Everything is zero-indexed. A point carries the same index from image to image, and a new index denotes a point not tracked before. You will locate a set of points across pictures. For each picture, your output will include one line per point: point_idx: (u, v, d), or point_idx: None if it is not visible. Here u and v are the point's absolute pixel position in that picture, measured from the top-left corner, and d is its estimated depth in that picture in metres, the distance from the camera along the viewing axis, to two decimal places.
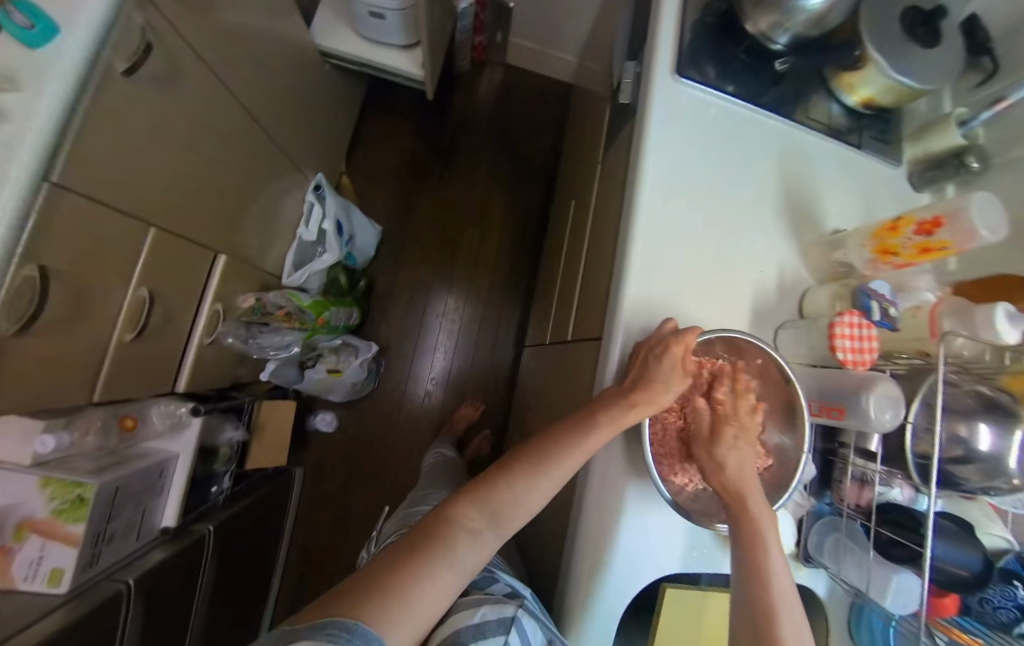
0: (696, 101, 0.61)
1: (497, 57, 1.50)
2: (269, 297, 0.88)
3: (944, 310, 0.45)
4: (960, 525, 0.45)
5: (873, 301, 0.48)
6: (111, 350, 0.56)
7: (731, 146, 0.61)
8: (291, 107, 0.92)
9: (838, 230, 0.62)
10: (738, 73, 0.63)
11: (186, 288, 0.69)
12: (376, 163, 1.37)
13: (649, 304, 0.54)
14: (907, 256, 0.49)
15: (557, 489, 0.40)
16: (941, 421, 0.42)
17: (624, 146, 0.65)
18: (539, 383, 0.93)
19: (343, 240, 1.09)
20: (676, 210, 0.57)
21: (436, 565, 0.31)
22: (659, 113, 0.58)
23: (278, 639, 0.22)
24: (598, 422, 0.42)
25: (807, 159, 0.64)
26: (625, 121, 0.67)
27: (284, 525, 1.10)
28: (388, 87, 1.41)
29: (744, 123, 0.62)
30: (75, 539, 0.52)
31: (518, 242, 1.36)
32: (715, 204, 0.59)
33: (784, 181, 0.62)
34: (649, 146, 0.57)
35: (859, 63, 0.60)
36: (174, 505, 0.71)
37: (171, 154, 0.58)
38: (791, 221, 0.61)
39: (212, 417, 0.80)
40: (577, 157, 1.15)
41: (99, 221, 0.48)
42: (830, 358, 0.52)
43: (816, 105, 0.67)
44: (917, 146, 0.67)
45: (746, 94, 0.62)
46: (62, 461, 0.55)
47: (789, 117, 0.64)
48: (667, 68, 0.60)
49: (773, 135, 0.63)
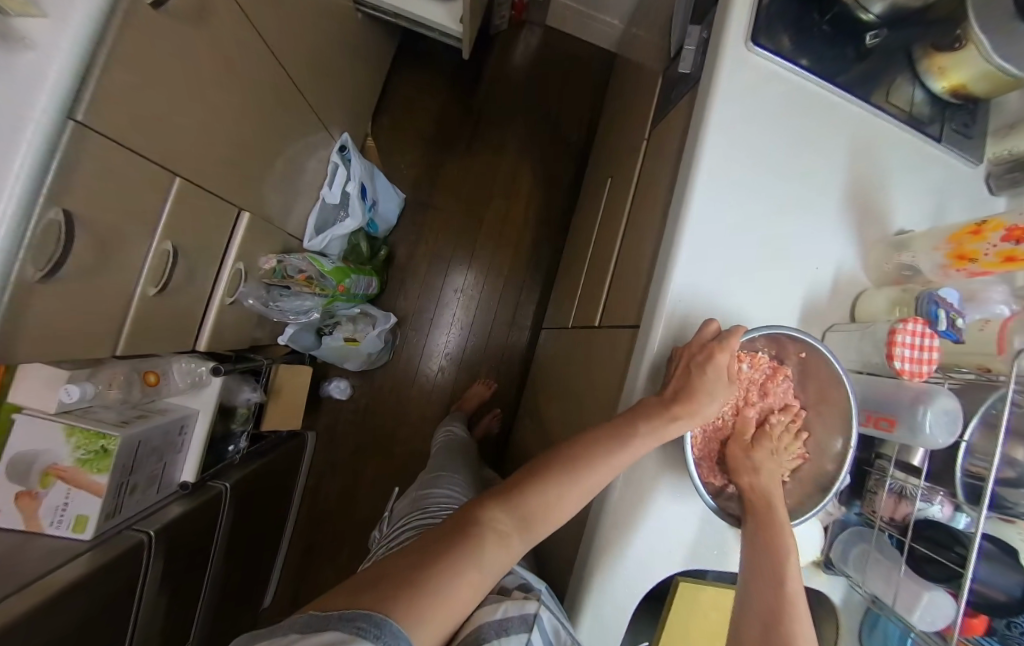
0: (769, 75, 0.55)
1: (537, 18, 1.41)
2: (291, 260, 0.86)
3: (1018, 325, 0.41)
4: (1004, 549, 0.42)
5: (941, 308, 0.42)
6: (134, 303, 0.55)
7: (802, 129, 0.56)
8: (321, 57, 0.86)
9: (904, 231, 0.58)
10: (818, 47, 0.57)
11: (208, 245, 0.67)
12: (401, 126, 1.31)
13: (699, 296, 0.49)
14: (986, 265, 0.44)
15: (586, 501, 0.37)
16: (1001, 444, 0.39)
17: (682, 121, 0.60)
18: (560, 368, 0.91)
19: (365, 205, 1.05)
20: (738, 197, 0.52)
21: (463, 565, 0.30)
22: (729, 84, 0.53)
23: (306, 628, 0.21)
24: (637, 431, 0.39)
25: (880, 150, 0.59)
26: (685, 93, 0.62)
27: (295, 486, 1.12)
28: (418, 44, 1.33)
29: (817, 104, 0.57)
30: (100, 488, 0.53)
31: (543, 220, 1.31)
32: (778, 193, 0.54)
33: (852, 172, 0.58)
34: (715, 122, 0.52)
35: (957, 43, 0.54)
36: (192, 462, 0.71)
37: (198, 98, 0.54)
38: (857, 217, 0.57)
39: (231, 377, 0.79)
40: (617, 135, 1.08)
41: (124, 167, 0.46)
42: (881, 367, 0.47)
43: (896, 89, 0.61)
44: (1001, 144, 0.62)
45: (824, 72, 0.57)
46: (86, 411, 0.54)
47: (868, 101, 0.58)
48: (741, 35, 0.54)
49: (847, 120, 0.58)
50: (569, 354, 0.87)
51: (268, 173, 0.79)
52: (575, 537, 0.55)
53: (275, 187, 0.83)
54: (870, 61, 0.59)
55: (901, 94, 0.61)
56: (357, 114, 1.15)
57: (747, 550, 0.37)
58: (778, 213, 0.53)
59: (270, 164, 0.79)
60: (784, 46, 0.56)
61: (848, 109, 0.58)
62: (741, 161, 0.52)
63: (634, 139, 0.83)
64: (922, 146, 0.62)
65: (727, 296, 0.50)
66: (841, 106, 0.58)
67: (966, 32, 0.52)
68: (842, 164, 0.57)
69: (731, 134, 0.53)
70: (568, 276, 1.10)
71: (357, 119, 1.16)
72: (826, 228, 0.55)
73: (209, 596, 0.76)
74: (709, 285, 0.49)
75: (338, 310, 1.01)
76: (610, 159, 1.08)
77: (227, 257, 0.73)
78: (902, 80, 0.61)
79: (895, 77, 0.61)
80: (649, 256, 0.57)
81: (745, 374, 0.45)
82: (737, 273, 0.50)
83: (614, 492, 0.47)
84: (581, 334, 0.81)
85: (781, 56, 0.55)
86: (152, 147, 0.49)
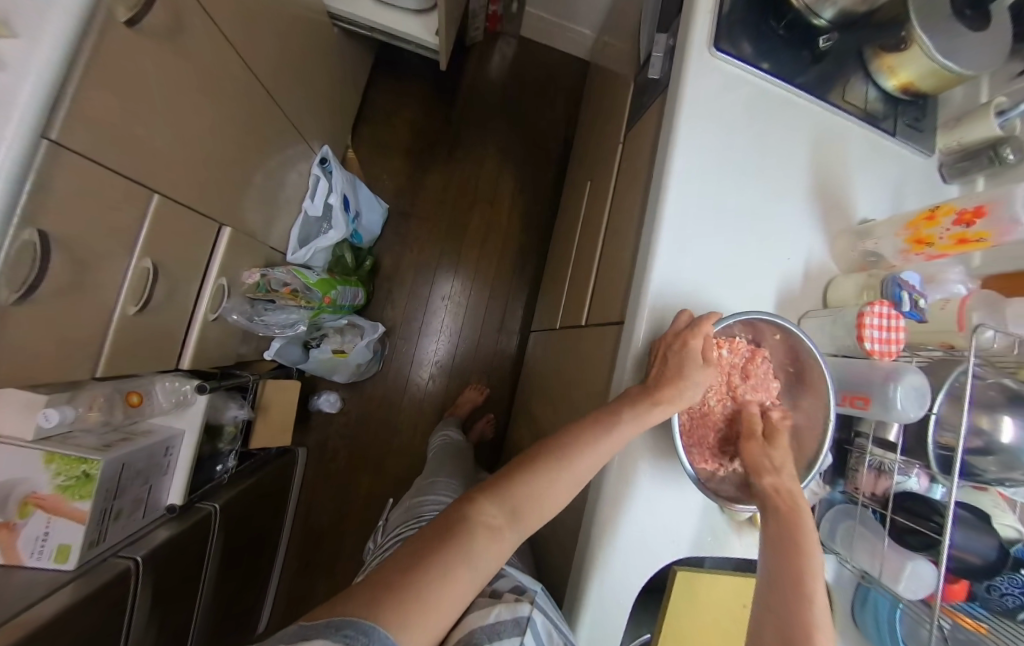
0: (732, 78, 0.58)
1: (512, 29, 1.45)
2: (274, 273, 0.85)
3: (974, 302, 0.43)
4: (978, 516, 0.44)
5: (904, 291, 0.46)
6: (114, 322, 0.54)
7: (766, 127, 0.59)
8: (297, 72, 0.87)
9: (866, 220, 0.61)
10: (776, 50, 0.60)
11: (189, 262, 0.66)
12: (380, 137, 1.32)
13: (679, 289, 0.51)
14: (942, 247, 0.48)
15: (576, 489, 0.37)
16: (966, 413, 0.41)
17: (654, 124, 0.62)
18: (549, 369, 0.92)
19: (349, 217, 1.05)
20: (709, 193, 0.55)
21: (455, 561, 0.30)
22: (695, 87, 0.56)
23: (292, 638, 0.21)
24: (620, 420, 0.40)
25: (839, 144, 0.63)
26: (655, 97, 0.65)
27: (288, 504, 1.10)
28: (395, 57, 1.35)
29: (779, 105, 0.60)
30: (82, 515, 0.51)
31: (527, 225, 1.33)
32: (748, 188, 0.56)
33: (815, 167, 0.61)
34: (684, 123, 0.55)
35: (903, 44, 0.58)
36: (179, 484, 0.70)
37: (175, 115, 0.54)
38: (822, 208, 0.60)
39: (217, 395, 0.78)
40: (593, 140, 1.11)
41: (99, 185, 0.45)
42: (853, 349, 0.49)
43: (851, 88, 0.65)
44: (950, 136, 0.66)
45: (783, 74, 0.60)
46: (65, 437, 0.53)
47: (825, 99, 0.62)
48: (704, 41, 0.57)
49: (807, 118, 0.61)
50: (557, 355, 0.89)
51: (247, 187, 0.79)
52: (572, 533, 0.55)
53: (256, 201, 0.82)
54: (825, 64, 0.62)
55: (857, 93, 0.65)
56: (337, 127, 1.15)
57: (769, 553, 0.36)
58: (748, 207, 0.56)
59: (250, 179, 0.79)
60: (745, 51, 0.59)
61: (809, 109, 0.62)
62: (710, 158, 0.55)
63: (611, 144, 0.85)
64: (879, 140, 0.65)
65: (705, 288, 0.52)
66: (802, 106, 0.61)
67: (910, 33, 0.56)
68: (805, 158, 0.60)
69: (699, 134, 0.55)
70: (553, 278, 1.12)
71: (337, 132, 1.16)
72: (794, 220, 0.58)
73: (202, 623, 0.74)
74: (687, 278, 0.51)
75: (326, 322, 1.00)
76: (588, 163, 1.11)
77: (210, 272, 0.72)
78: (855, 80, 0.65)
79: (850, 77, 0.65)
80: (629, 254, 0.59)
81: (726, 359, 0.46)
82: (713, 265, 0.52)
83: (607, 485, 0.48)
84: (569, 334, 0.82)
85: (742, 60, 0.58)
86: (129, 165, 0.49)
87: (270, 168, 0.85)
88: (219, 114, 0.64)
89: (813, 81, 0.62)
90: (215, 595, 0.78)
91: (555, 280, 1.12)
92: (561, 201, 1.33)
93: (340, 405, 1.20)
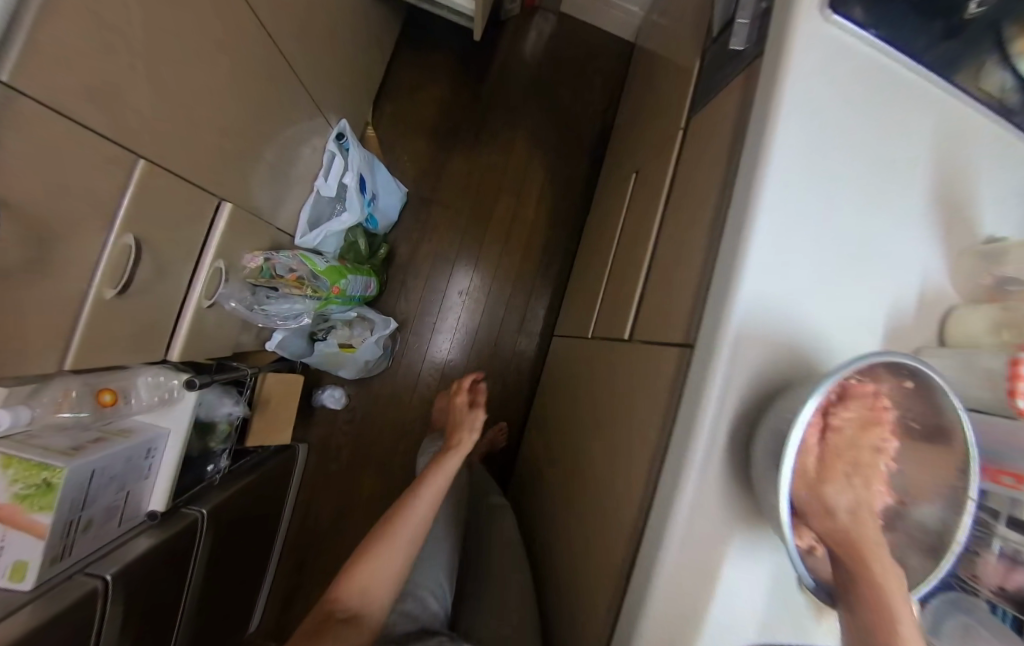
0: (847, 50, 0.46)
1: (551, 3, 1.32)
2: (279, 259, 0.77)
3: None
4: None
5: None
6: (88, 305, 0.46)
7: (881, 115, 0.47)
8: (316, 34, 0.77)
9: (994, 239, 0.49)
10: (901, 20, 0.49)
11: (181, 242, 0.59)
12: (402, 116, 1.21)
13: (776, 310, 0.39)
14: None
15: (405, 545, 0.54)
16: None
17: (737, 106, 0.51)
18: (576, 384, 0.82)
19: (364, 199, 0.96)
20: (816, 191, 0.43)
21: None
22: (802, 59, 0.44)
23: None
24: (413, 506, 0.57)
25: (966, 143, 0.51)
26: (739, 73, 0.53)
27: (285, 503, 1.04)
28: (422, 28, 1.24)
29: (897, 88, 0.48)
30: (40, 531, 0.44)
31: (555, 219, 1.22)
32: (858, 189, 0.45)
33: (935, 168, 0.49)
34: (790, 102, 0.43)
35: None
36: (163, 488, 0.63)
37: (165, 63, 0.45)
38: (943, 220, 0.48)
39: (207, 392, 0.70)
40: (639, 130, 0.99)
41: (66, 142, 0.36)
42: (992, 405, 0.38)
43: (981, 74, 0.52)
44: None
45: (905, 52, 0.48)
46: (26, 438, 0.46)
47: (954, 85, 0.50)
48: (817, 1, 0.46)
49: (930, 107, 0.49)
50: (587, 368, 0.79)
51: (254, 159, 0.70)
52: (605, 597, 0.46)
53: (263, 175, 0.74)
54: (955, 41, 0.50)
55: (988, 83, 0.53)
56: (356, 101, 1.06)
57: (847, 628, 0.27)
58: (857, 213, 0.45)
59: (257, 148, 0.70)
60: (862, 19, 0.47)
61: (932, 95, 0.50)
62: (814, 150, 0.44)
63: (665, 133, 0.74)
64: (1012, 141, 0.53)
65: (803, 311, 0.41)
66: (924, 91, 0.49)
67: None
68: (924, 157, 0.49)
69: (804, 116, 0.44)
70: (584, 281, 1.02)
71: (356, 107, 1.07)
72: (908, 231, 0.47)
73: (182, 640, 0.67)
74: (782, 296, 0.40)
75: (333, 314, 0.92)
76: (631, 154, 0.99)
77: (207, 252, 0.64)
78: (989, 64, 0.53)
79: (982, 60, 0.52)
80: (697, 264, 0.48)
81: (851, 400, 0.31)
82: (813, 284, 0.41)
83: (663, 559, 0.37)
84: (603, 347, 0.72)
85: (859, 29, 0.46)
86: (108, 120, 0.40)
87: (281, 139, 0.76)
88: (219, 69, 0.55)
89: (939, 64, 0.50)
90: (199, 607, 0.71)
91: (586, 283, 1.02)
92: (594, 196, 1.21)
93: (344, 401, 1.13)
